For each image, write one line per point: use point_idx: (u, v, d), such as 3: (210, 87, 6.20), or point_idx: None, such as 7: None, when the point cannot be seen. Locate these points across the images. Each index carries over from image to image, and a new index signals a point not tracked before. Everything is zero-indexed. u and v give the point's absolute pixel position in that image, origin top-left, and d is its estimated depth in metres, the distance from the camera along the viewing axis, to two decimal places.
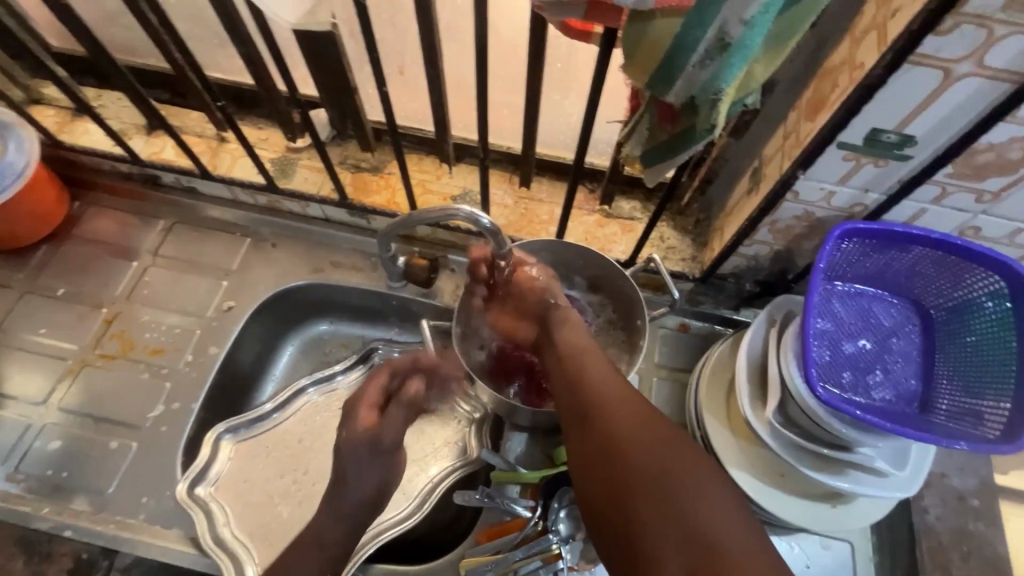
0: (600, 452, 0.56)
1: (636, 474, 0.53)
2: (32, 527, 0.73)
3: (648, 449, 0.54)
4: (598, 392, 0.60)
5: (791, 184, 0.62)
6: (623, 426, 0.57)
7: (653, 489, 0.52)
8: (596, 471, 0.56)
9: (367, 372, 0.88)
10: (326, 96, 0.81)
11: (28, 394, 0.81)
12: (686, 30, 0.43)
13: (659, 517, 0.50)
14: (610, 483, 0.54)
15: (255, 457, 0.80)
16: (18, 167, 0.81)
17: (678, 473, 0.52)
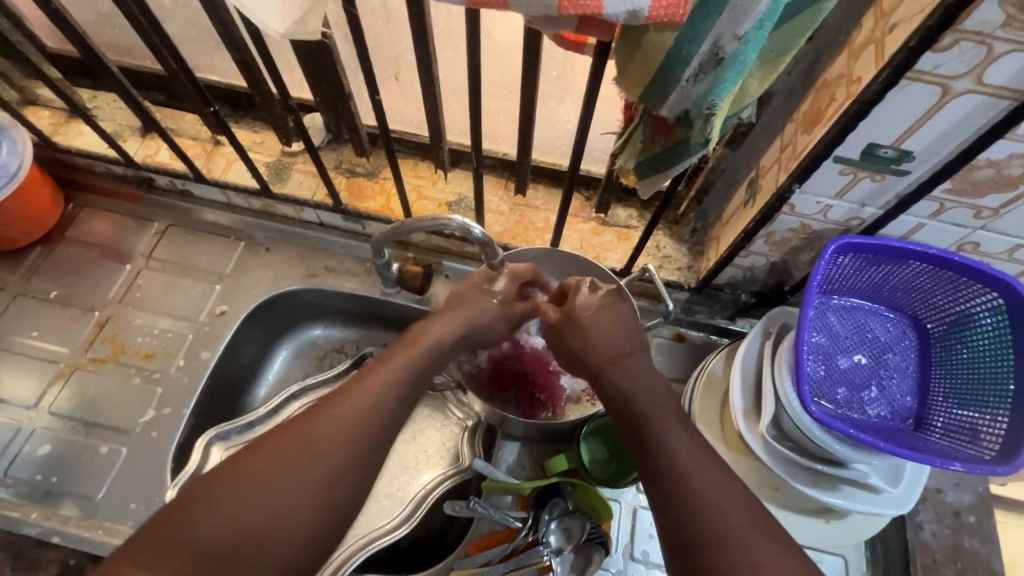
0: (665, 467, 0.53)
1: (705, 495, 0.50)
2: (21, 532, 0.73)
3: (716, 472, 0.52)
4: (666, 408, 0.57)
5: (787, 197, 0.62)
6: (689, 445, 0.54)
7: (724, 517, 0.49)
8: (658, 486, 0.52)
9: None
10: (321, 100, 0.81)
11: (19, 398, 0.81)
12: (678, 44, 0.42)
13: (729, 545, 0.47)
14: (677, 501, 0.51)
15: None
16: (11, 169, 0.81)
17: (744, 502, 0.50)
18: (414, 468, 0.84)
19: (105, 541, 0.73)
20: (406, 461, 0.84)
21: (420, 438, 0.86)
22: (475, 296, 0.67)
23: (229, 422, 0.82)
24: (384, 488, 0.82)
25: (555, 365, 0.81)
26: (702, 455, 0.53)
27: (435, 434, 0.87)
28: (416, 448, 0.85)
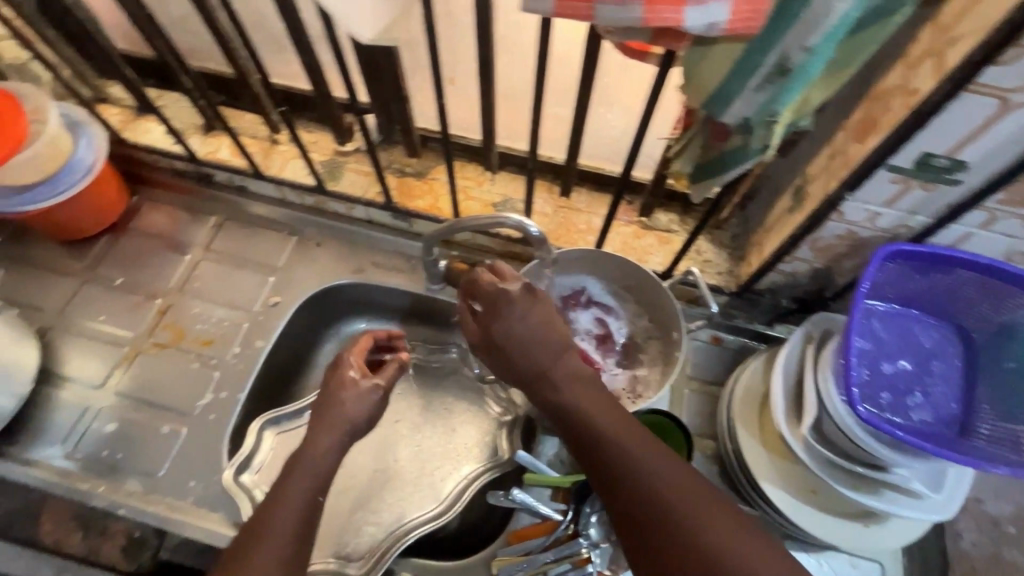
0: (622, 486, 0.55)
1: (663, 503, 0.53)
2: (89, 504, 0.77)
3: (664, 474, 0.54)
4: (606, 427, 0.58)
5: (837, 204, 0.63)
6: (634, 452, 0.56)
7: (682, 518, 0.52)
8: (622, 506, 0.55)
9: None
10: (378, 103, 0.84)
11: (86, 377, 0.86)
12: (747, 55, 0.44)
13: (692, 545, 0.50)
14: (641, 516, 0.53)
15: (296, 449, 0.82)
16: (87, 163, 0.85)
17: (698, 494, 0.53)
18: (454, 459, 0.87)
19: (167, 516, 0.77)
20: (445, 453, 0.87)
21: (458, 432, 0.89)
22: (349, 392, 0.69)
23: (279, 408, 0.84)
24: (427, 478, 0.85)
25: (596, 362, 0.84)
26: (649, 461, 0.55)
27: (470, 427, 0.89)
28: (453, 440, 0.88)
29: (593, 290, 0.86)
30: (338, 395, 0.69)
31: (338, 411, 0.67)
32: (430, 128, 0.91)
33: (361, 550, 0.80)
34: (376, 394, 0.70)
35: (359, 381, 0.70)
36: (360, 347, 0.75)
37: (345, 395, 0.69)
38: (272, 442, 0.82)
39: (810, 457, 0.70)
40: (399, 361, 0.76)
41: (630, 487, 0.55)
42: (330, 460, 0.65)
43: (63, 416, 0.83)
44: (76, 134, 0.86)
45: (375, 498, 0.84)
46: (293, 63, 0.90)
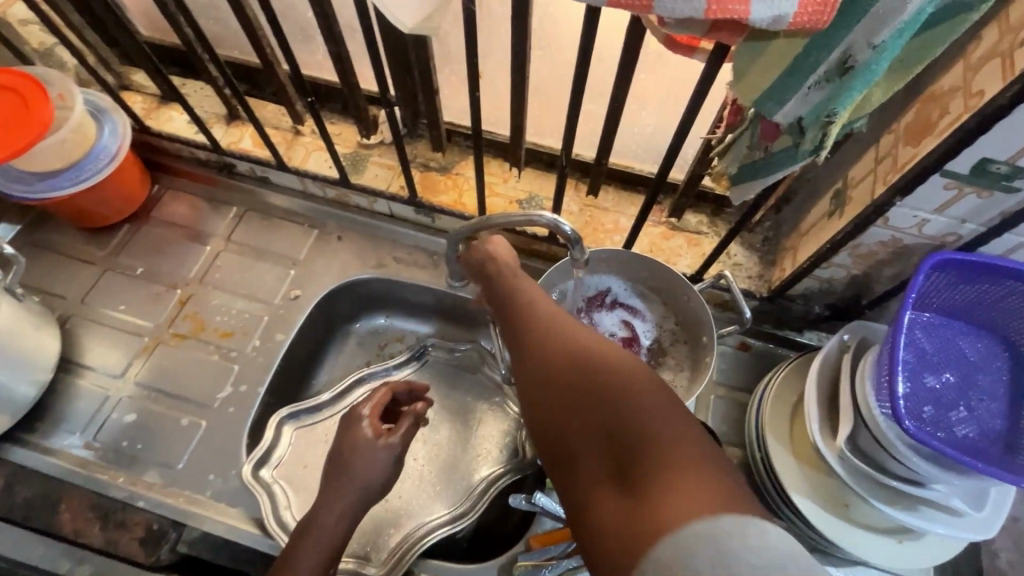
0: (554, 369, 0.52)
1: (593, 375, 0.49)
2: (109, 494, 0.77)
3: (599, 354, 0.51)
4: (541, 317, 0.58)
5: (884, 210, 0.61)
6: (572, 340, 0.54)
7: (610, 382, 0.48)
8: (551, 390, 0.51)
9: (420, 368, 0.92)
10: (405, 96, 0.83)
11: (106, 366, 0.85)
12: (808, 52, 0.42)
13: (615, 406, 0.47)
14: (569, 392, 0.50)
15: (314, 444, 0.82)
16: (111, 150, 0.84)
17: (630, 368, 0.49)
18: (473, 458, 0.86)
19: (185, 509, 0.76)
20: (464, 455, 0.86)
21: (477, 433, 0.88)
22: (363, 453, 0.67)
23: (298, 402, 0.85)
24: (447, 478, 0.85)
25: None
26: (587, 345, 0.53)
27: (490, 428, 0.88)
28: (473, 442, 0.87)
29: (618, 290, 0.84)
30: (350, 459, 0.66)
31: (352, 476, 0.65)
32: (457, 122, 0.89)
33: (380, 549, 0.79)
34: (389, 455, 0.68)
35: (372, 443, 0.68)
36: (375, 401, 0.72)
37: (358, 461, 0.66)
38: (291, 438, 0.82)
39: (845, 470, 0.68)
40: (416, 414, 0.72)
41: (565, 367, 0.51)
42: (340, 537, 0.63)
43: (83, 405, 0.82)
44: (101, 121, 0.85)
45: (394, 497, 0.83)
46: (319, 53, 0.88)
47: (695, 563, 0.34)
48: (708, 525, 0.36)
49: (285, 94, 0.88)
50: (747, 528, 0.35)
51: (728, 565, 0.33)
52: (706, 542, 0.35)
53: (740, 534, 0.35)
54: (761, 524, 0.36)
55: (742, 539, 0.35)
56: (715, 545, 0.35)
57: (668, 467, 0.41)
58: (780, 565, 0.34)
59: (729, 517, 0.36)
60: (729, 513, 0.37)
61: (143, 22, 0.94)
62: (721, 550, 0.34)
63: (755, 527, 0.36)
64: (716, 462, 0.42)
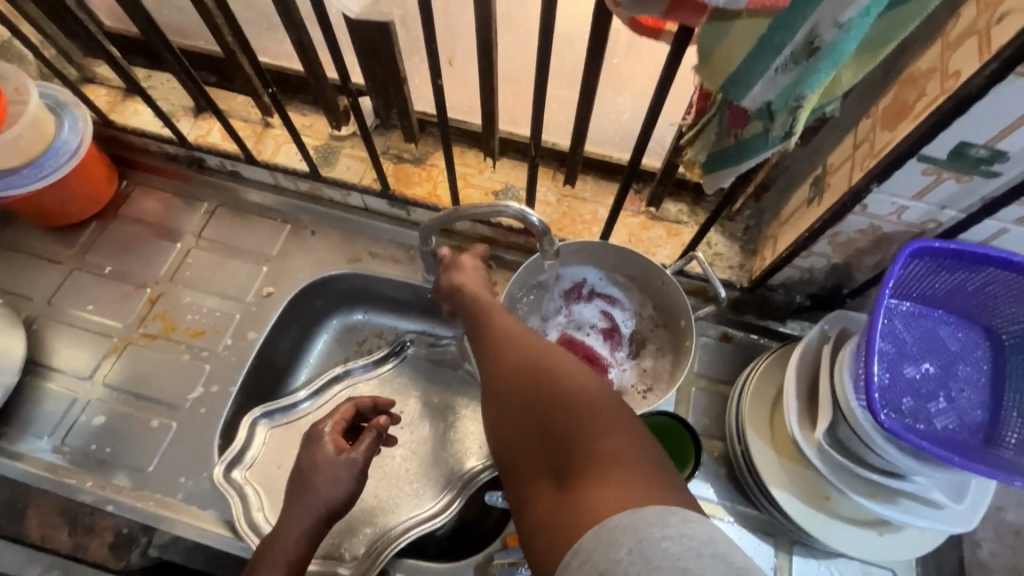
0: (511, 376, 0.56)
1: (543, 382, 0.54)
2: (77, 499, 0.75)
3: (552, 361, 0.55)
4: (502, 328, 0.63)
5: (861, 197, 0.59)
6: (530, 349, 0.58)
7: (550, 384, 0.53)
8: (507, 395, 0.56)
9: (399, 364, 0.90)
10: (374, 86, 0.80)
11: (75, 368, 0.83)
12: (772, 32, 0.40)
13: (554, 407, 0.51)
14: (521, 397, 0.54)
15: (288, 444, 0.81)
16: (72, 146, 0.82)
17: (579, 374, 0.53)
18: (452, 457, 0.85)
19: (155, 513, 0.74)
20: (444, 452, 0.85)
21: (459, 429, 0.87)
22: (325, 468, 0.67)
23: (272, 401, 0.84)
24: (426, 476, 0.83)
25: (602, 358, 0.80)
26: (543, 353, 0.57)
27: (472, 425, 0.87)
28: (454, 439, 0.86)
29: (594, 281, 0.82)
30: (311, 478, 0.66)
31: (313, 493, 0.65)
32: (429, 112, 0.87)
33: (356, 548, 0.77)
34: (352, 471, 0.67)
35: (334, 459, 0.67)
36: (337, 418, 0.72)
37: (318, 479, 0.66)
38: (264, 438, 0.81)
39: (823, 462, 0.66)
40: (378, 428, 0.71)
41: (520, 374, 0.56)
42: (303, 553, 0.64)
43: (51, 408, 0.81)
44: (60, 116, 0.82)
45: (371, 495, 0.82)
46: (286, 41, 0.85)
47: (613, 550, 0.38)
48: (630, 516, 0.40)
49: (251, 85, 0.86)
50: (667, 519, 0.39)
51: (643, 552, 0.37)
52: (625, 532, 0.39)
53: (657, 524, 0.39)
54: (682, 515, 0.40)
55: (661, 528, 0.39)
56: (633, 534, 0.39)
57: (601, 463, 0.46)
58: (700, 553, 0.37)
59: (650, 509, 0.40)
60: (650, 506, 0.41)
61: (104, 12, 0.90)
62: (638, 539, 0.38)
63: (674, 518, 0.40)
64: (649, 459, 0.46)
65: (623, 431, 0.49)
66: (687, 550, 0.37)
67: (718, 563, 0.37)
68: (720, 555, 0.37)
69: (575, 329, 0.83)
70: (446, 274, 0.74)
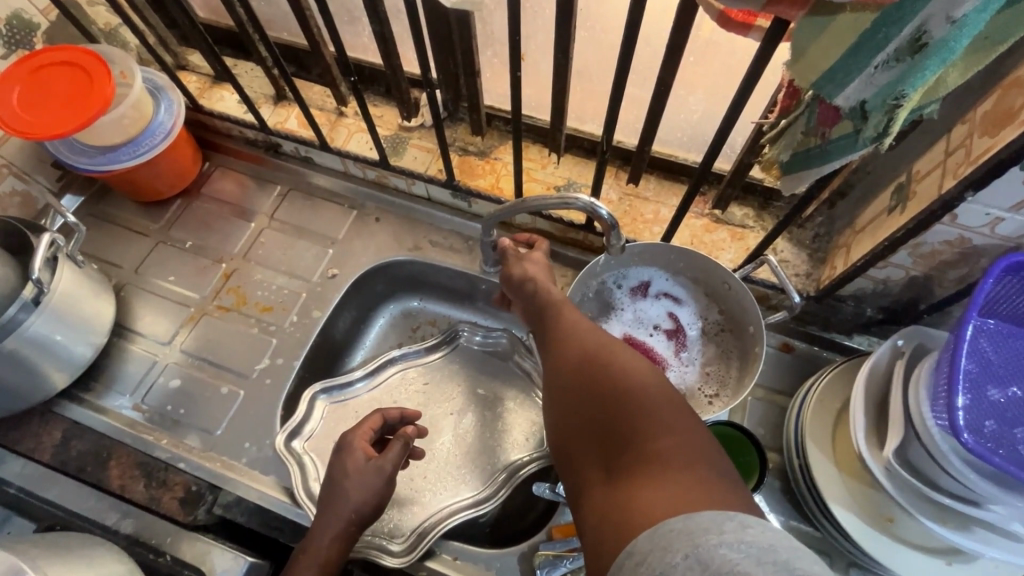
0: (573, 367, 0.58)
1: (604, 373, 0.55)
2: (153, 454, 0.80)
3: (613, 355, 0.56)
4: (565, 320, 0.65)
5: (953, 206, 0.56)
6: (595, 344, 0.59)
7: (613, 378, 0.54)
8: (566, 386, 0.58)
9: (451, 353, 0.92)
10: (448, 78, 0.82)
11: (156, 334, 0.89)
12: (877, 28, 0.39)
13: (616, 402, 0.52)
14: (580, 391, 0.56)
15: (344, 419, 0.86)
16: (166, 126, 0.88)
17: (641, 370, 0.54)
18: (498, 447, 0.85)
19: (222, 473, 0.79)
20: (493, 441, 0.86)
21: (507, 420, 0.87)
22: (353, 473, 0.70)
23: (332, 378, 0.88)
24: (472, 463, 0.85)
25: (662, 358, 0.79)
26: (606, 347, 0.58)
27: (521, 416, 0.87)
28: (503, 430, 0.86)
29: (661, 282, 0.82)
30: (341, 482, 0.69)
31: (345, 493, 0.69)
32: (499, 107, 0.88)
33: (402, 528, 0.80)
34: (379, 477, 0.70)
35: (363, 466, 0.70)
36: (365, 428, 0.73)
37: (347, 483, 0.69)
38: (324, 410, 0.86)
39: (890, 482, 0.64)
40: (405, 438, 0.72)
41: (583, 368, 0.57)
42: (335, 554, 0.67)
43: (133, 369, 0.87)
44: (158, 98, 0.88)
45: (419, 475, 0.84)
46: (365, 33, 0.88)
47: (669, 554, 0.38)
48: (685, 521, 0.40)
49: (331, 75, 0.90)
50: (723, 525, 0.39)
51: (699, 559, 0.37)
52: (681, 537, 0.39)
53: (713, 530, 0.38)
54: (740, 522, 0.39)
55: (717, 535, 0.38)
56: (689, 540, 0.38)
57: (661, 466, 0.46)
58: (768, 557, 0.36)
59: (707, 514, 0.40)
60: (706, 511, 0.40)
61: (200, 3, 0.96)
62: (694, 543, 0.38)
63: (731, 524, 0.39)
64: (708, 463, 0.46)
65: (685, 429, 0.49)
66: (745, 557, 0.36)
67: (777, 570, 0.35)
68: (780, 562, 0.36)
69: (639, 328, 0.81)
70: (519, 262, 0.75)
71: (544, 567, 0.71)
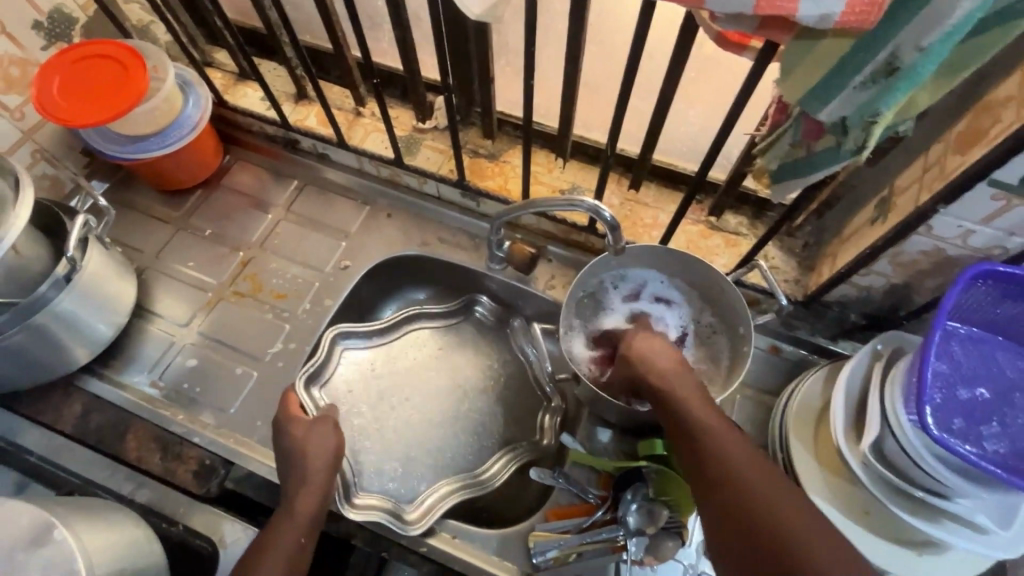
0: (717, 489, 0.57)
1: (755, 503, 0.54)
2: (169, 429, 0.84)
3: (749, 477, 0.56)
4: (694, 418, 0.63)
5: (927, 217, 0.61)
6: (680, 396, 0.66)
7: (763, 509, 0.53)
8: (717, 516, 0.56)
9: (463, 321, 0.98)
10: (464, 84, 0.87)
11: (173, 316, 0.93)
12: (854, 51, 0.44)
13: (774, 535, 0.51)
14: (732, 519, 0.54)
15: (359, 368, 0.93)
16: (193, 120, 0.92)
17: (779, 494, 0.54)
18: (501, 416, 0.92)
19: (235, 450, 0.83)
20: (498, 414, 0.92)
21: (514, 389, 0.94)
22: (313, 437, 0.75)
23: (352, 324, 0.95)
24: (476, 436, 0.90)
25: None
26: (739, 464, 0.58)
27: (520, 402, 0.93)
28: (507, 404, 0.92)
29: (655, 286, 0.86)
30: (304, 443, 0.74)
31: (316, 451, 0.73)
32: (509, 113, 0.93)
33: (405, 480, 0.87)
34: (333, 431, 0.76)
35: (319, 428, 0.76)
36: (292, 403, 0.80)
37: (310, 443, 0.74)
38: (340, 355, 0.93)
39: (865, 473, 0.68)
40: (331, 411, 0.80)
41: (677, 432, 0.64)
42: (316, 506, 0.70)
43: (152, 348, 0.91)
44: (186, 93, 0.93)
45: (427, 441, 0.90)
46: (386, 39, 0.93)
47: None
48: None
49: (352, 77, 0.94)
50: None
51: None
52: None
53: None
54: None
55: None
56: None
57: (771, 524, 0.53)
58: None
59: None
60: None
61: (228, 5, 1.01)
62: None
63: None
64: (812, 515, 0.53)
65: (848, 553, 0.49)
66: None
67: None
68: None
69: None
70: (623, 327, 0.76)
71: (537, 547, 0.74)
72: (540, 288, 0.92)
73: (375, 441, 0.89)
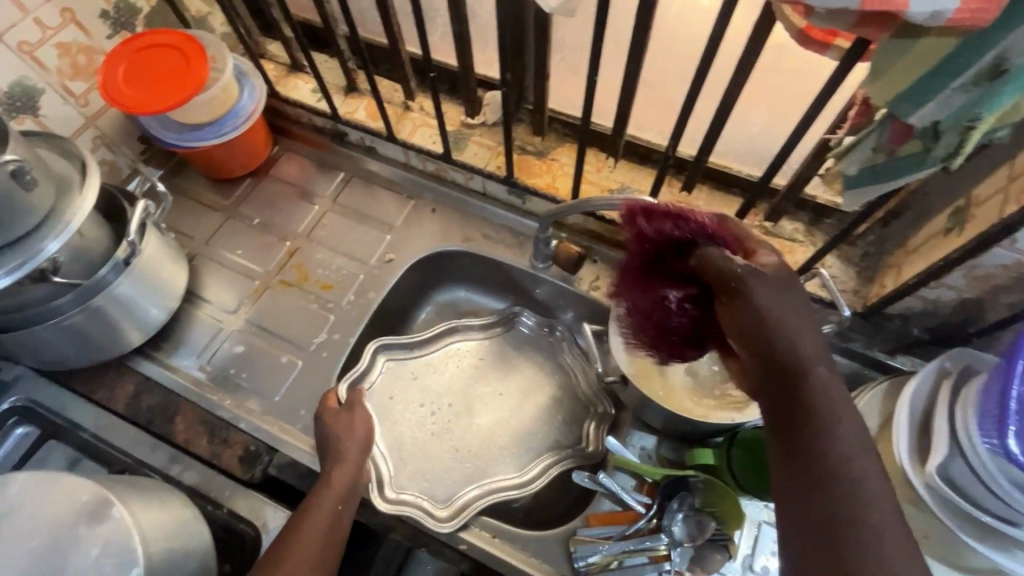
0: (802, 446, 0.47)
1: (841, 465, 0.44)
2: (216, 413, 0.85)
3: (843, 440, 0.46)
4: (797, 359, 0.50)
5: (1013, 230, 0.58)
6: (784, 337, 0.51)
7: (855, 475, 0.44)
8: (797, 471, 0.46)
9: (506, 332, 0.97)
10: (518, 79, 0.86)
11: (222, 302, 0.95)
12: (959, 51, 0.42)
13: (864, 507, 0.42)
14: (812, 479, 0.45)
15: (400, 380, 0.92)
16: (247, 110, 0.94)
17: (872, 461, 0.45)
18: (543, 431, 0.90)
19: (279, 437, 0.84)
20: (538, 423, 0.90)
21: (555, 401, 0.92)
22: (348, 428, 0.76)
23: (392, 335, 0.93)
24: (517, 445, 0.89)
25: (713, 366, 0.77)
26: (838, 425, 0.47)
27: (561, 409, 0.91)
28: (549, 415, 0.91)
29: None
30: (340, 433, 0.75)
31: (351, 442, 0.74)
32: (561, 110, 0.92)
33: (444, 489, 0.85)
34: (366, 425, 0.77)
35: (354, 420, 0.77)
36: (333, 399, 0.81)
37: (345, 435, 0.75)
38: (382, 366, 0.92)
39: (931, 497, 0.65)
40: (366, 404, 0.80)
41: (784, 373, 0.50)
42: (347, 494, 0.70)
43: (201, 333, 0.93)
44: (241, 83, 0.94)
45: (467, 449, 0.88)
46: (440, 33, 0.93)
47: None
48: None
49: (403, 70, 0.94)
50: None
51: None
52: None
53: None
54: None
55: None
56: None
57: (881, 519, 0.42)
58: None
59: None
60: None
61: None
62: None
63: None
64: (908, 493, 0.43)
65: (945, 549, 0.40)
66: None
67: None
68: None
69: None
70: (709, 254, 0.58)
71: (577, 552, 0.73)
72: (583, 287, 0.91)
73: (415, 450, 0.88)
